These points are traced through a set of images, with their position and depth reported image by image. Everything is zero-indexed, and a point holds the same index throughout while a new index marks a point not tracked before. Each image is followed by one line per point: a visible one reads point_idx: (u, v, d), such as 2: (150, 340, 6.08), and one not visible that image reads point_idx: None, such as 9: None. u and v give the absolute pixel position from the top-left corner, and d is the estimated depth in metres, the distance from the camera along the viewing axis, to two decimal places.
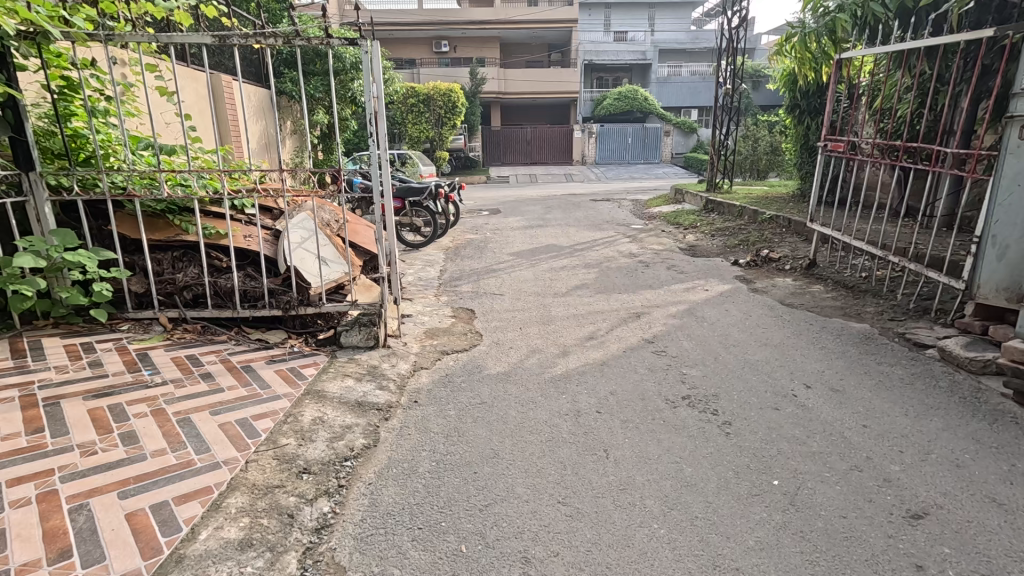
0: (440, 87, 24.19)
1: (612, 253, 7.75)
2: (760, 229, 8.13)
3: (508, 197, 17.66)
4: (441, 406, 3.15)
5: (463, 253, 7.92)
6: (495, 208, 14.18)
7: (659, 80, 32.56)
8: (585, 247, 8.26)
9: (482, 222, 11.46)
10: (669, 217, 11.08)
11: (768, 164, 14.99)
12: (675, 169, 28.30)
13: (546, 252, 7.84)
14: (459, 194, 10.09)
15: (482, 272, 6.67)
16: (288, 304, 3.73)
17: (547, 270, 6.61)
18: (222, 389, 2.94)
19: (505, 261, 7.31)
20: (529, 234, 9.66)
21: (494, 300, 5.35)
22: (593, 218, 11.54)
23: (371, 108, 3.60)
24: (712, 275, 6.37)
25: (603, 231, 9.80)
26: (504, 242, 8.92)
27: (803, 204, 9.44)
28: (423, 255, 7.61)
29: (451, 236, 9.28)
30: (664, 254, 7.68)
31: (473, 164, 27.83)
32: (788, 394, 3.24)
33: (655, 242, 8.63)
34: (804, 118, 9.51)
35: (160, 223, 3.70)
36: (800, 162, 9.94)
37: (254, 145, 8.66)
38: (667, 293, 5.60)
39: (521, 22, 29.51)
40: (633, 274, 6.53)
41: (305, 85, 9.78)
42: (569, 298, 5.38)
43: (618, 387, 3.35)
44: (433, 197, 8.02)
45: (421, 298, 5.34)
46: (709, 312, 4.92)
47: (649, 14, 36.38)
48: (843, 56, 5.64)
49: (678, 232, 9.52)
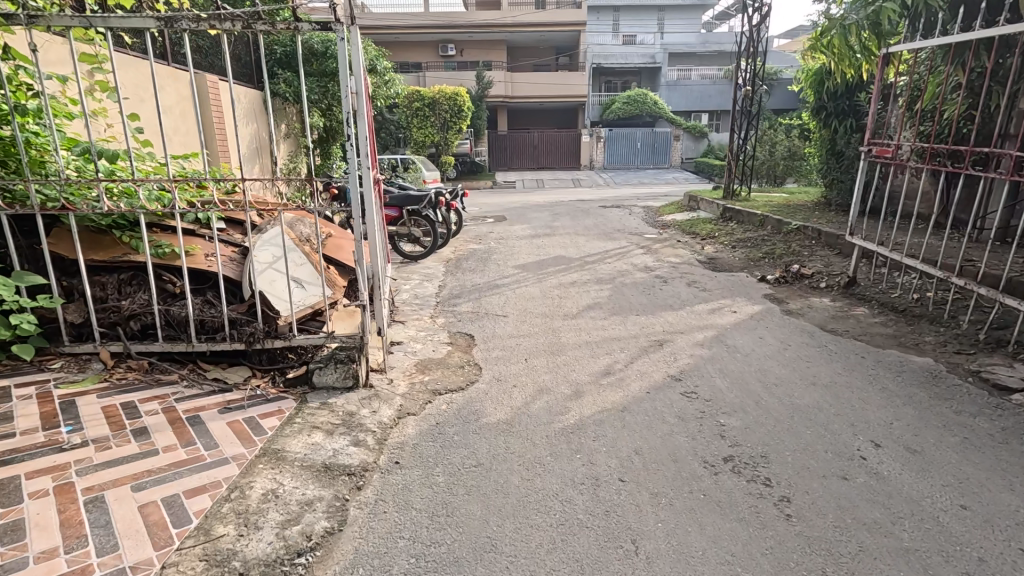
0: (445, 91, 23.75)
1: (625, 267, 7.14)
2: (786, 241, 7.51)
3: (515, 203, 17.12)
4: (428, 470, 2.57)
5: (465, 266, 7.35)
6: (501, 214, 13.64)
7: (669, 84, 31.95)
8: (596, 259, 7.66)
9: (486, 230, 10.92)
10: (684, 225, 10.47)
11: (786, 170, 14.33)
12: (686, 174, 27.65)
13: (554, 265, 7.26)
14: (462, 202, 9.53)
15: (484, 288, 6.09)
16: (252, 337, 3.17)
17: (556, 287, 6.03)
18: (156, 451, 2.38)
19: (510, 275, 6.74)
20: (536, 244, 9.08)
21: (496, 324, 4.77)
22: (603, 227, 10.95)
23: (349, 107, 3.03)
24: (738, 293, 5.75)
25: (615, 241, 9.21)
26: (509, 253, 8.35)
27: (830, 213, 8.80)
28: (421, 268, 7.05)
29: (453, 246, 8.71)
30: (683, 268, 7.07)
31: (479, 169, 27.29)
32: (854, 456, 2.63)
33: (672, 254, 8.02)
34: (831, 120, 8.88)
35: (106, 241, 3.18)
36: (826, 167, 9.30)
37: (245, 149, 8.17)
38: (690, 315, 5.00)
39: (529, 25, 29.11)
40: (651, 291, 5.93)
41: (300, 87, 9.24)
42: (581, 321, 4.79)
43: (644, 444, 2.76)
44: (433, 206, 7.52)
45: (414, 322, 4.77)
46: (741, 340, 4.31)
47: (659, 17, 35.87)
48: (889, 50, 5.02)
49: (695, 242, 8.91)
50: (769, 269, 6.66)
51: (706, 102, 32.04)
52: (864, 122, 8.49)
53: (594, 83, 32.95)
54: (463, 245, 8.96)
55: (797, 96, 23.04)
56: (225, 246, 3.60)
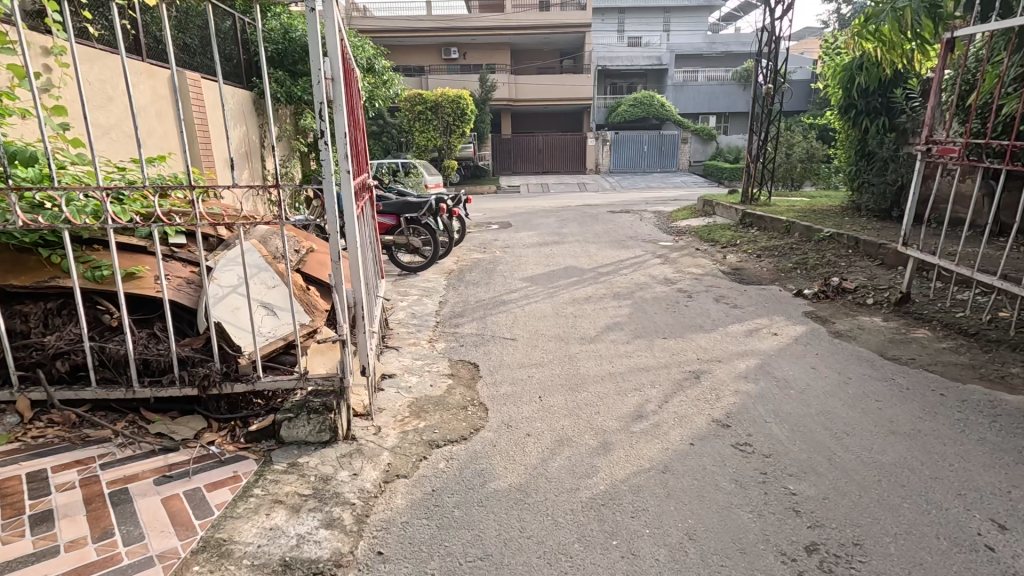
0: (448, 94, 23.23)
1: (644, 279, 6.54)
2: (818, 250, 6.88)
3: (520, 208, 16.54)
4: (420, 565, 1.97)
5: (468, 278, 6.77)
6: (506, 220, 13.07)
7: (675, 86, 31.36)
8: (611, 271, 7.06)
9: (491, 238, 10.34)
10: (701, 232, 9.85)
11: (804, 173, 13.67)
12: (694, 178, 27.02)
13: (566, 277, 6.66)
14: (465, 209, 8.95)
15: (490, 305, 5.49)
16: (206, 381, 2.57)
17: (569, 303, 5.43)
18: (55, 552, 1.80)
19: (517, 289, 6.14)
20: (545, 254, 8.48)
21: (503, 349, 4.17)
22: (615, 234, 10.34)
23: (321, 95, 2.38)
24: (773, 310, 5.14)
25: (628, 250, 8.60)
26: (516, 263, 7.76)
27: (862, 218, 8.17)
28: (420, 282, 6.46)
29: (455, 256, 8.13)
30: (707, 280, 6.46)
31: (482, 173, 26.74)
32: (978, 546, 2.01)
33: (692, 265, 7.41)
34: (861, 119, 8.27)
35: (30, 262, 2.60)
36: (855, 170, 8.68)
37: (233, 154, 7.65)
38: (725, 338, 4.40)
39: (533, 28, 28.61)
40: (675, 308, 5.33)
41: (294, 87, 8.69)
42: (601, 346, 4.20)
43: (699, 526, 2.15)
44: (434, 213, 6.92)
45: (412, 348, 4.18)
46: (791, 371, 3.69)
47: (664, 19, 35.32)
48: (952, 35, 4.38)
49: (715, 251, 8.29)
50: (803, 281, 6.05)
51: (713, 105, 31.41)
52: (898, 121, 7.86)
53: (599, 86, 32.41)
54: (466, 254, 8.39)
55: (809, 97, 22.36)
56: (181, 266, 3.01)
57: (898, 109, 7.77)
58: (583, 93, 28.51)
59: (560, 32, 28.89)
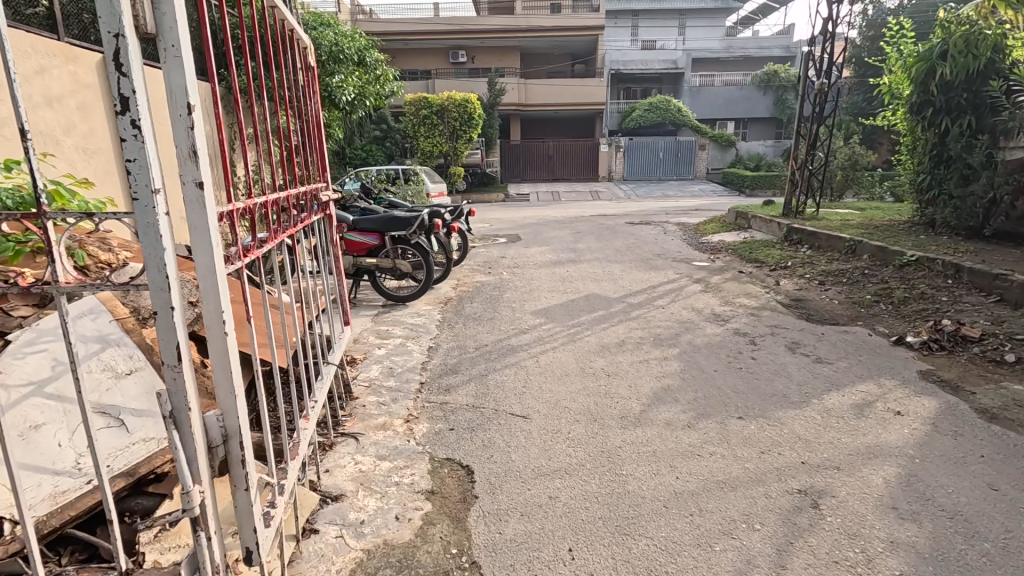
0: (455, 97, 22.12)
1: (688, 316, 5.22)
2: (903, 280, 5.54)
3: (530, 219, 15.29)
4: None
5: (469, 310, 5.49)
6: (514, 233, 11.85)
7: (692, 91, 30.04)
8: (646, 302, 5.75)
9: (498, 254, 9.10)
10: (740, 250, 8.55)
11: (845, 181, 12.31)
12: (712, 186, 25.65)
13: (591, 312, 5.36)
14: (467, 223, 7.66)
15: (494, 354, 4.20)
16: None
17: (598, 353, 4.14)
18: None
19: (529, 328, 4.87)
20: (563, 276, 7.20)
21: (510, 440, 2.88)
22: (641, 251, 9.04)
23: (117, 14, 1.07)
24: (876, 367, 3.81)
25: (660, 273, 7.29)
26: (527, 289, 6.48)
27: (942, 237, 6.80)
28: (408, 316, 5.18)
29: (455, 280, 6.87)
30: (768, 317, 5.13)
31: (490, 180, 25.52)
32: None
33: (742, 294, 6.09)
34: (939, 119, 6.88)
35: None
36: (929, 179, 7.26)
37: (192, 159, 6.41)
38: (828, 418, 3.08)
39: (544, 30, 27.52)
40: (740, 361, 4.02)
41: None
42: (654, 436, 2.89)
43: None
44: (427, 231, 5.62)
45: (379, 436, 2.91)
46: (961, 494, 2.36)
47: (680, 23, 34.14)
48: None
49: (763, 275, 6.97)
50: (895, 322, 4.72)
51: (732, 110, 30.04)
52: (988, 120, 6.49)
53: (611, 91, 31.21)
54: (469, 277, 7.12)
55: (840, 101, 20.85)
56: None
57: (992, 106, 6.43)
58: (595, 98, 27.31)
59: (571, 35, 27.75)
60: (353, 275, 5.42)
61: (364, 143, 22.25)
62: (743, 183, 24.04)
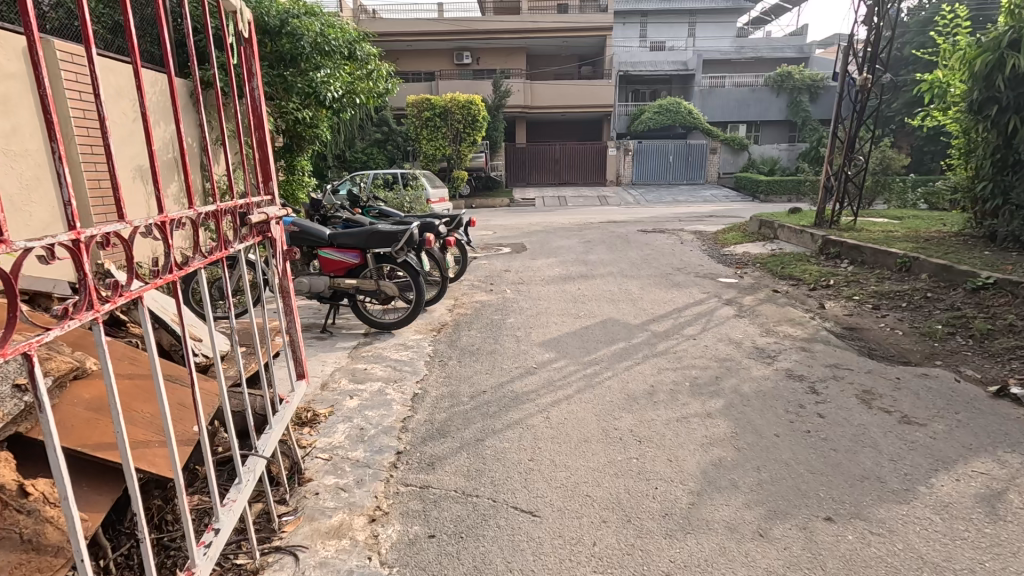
0: (458, 99, 21.37)
1: (727, 351, 4.38)
2: (981, 309, 4.68)
3: (536, 226, 14.47)
4: None
5: (466, 341, 4.66)
6: (519, 242, 11.03)
7: (702, 93, 29.18)
8: (674, 331, 4.91)
9: (501, 267, 8.28)
10: (770, 264, 7.69)
11: (875, 187, 11.44)
12: (724, 191, 24.78)
13: (610, 345, 4.53)
14: (466, 234, 6.84)
15: (494, 406, 3.37)
16: None
17: (624, 408, 3.31)
18: None
19: (537, 367, 4.04)
20: (575, 295, 6.36)
21: (514, 560, 2.06)
22: (659, 265, 8.20)
23: None
24: (985, 432, 2.97)
25: (684, 292, 6.44)
26: (535, 311, 5.66)
27: (1011, 253, 5.93)
28: (394, 349, 4.37)
29: (453, 300, 6.05)
30: (824, 352, 4.28)
31: (495, 184, 24.75)
32: None
33: (785, 320, 5.23)
34: (1005, 119, 6.03)
35: None
36: (991, 186, 6.40)
37: (153, 161, 5.58)
38: (952, 522, 2.24)
39: (550, 31, 26.74)
40: (806, 419, 3.18)
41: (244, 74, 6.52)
42: (716, 556, 2.06)
43: None
44: (418, 248, 4.80)
45: (332, 550, 2.09)
46: None
47: (689, 24, 33.24)
48: None
49: (803, 296, 6.12)
50: (986, 365, 3.86)
51: (744, 113, 29.22)
52: None
53: (620, 93, 30.37)
54: (469, 296, 6.31)
55: None
56: None
57: None
58: (604, 100, 26.49)
59: (579, 35, 26.95)
60: (328, 300, 4.61)
61: (364, 146, 21.53)
62: (757, 188, 23.13)
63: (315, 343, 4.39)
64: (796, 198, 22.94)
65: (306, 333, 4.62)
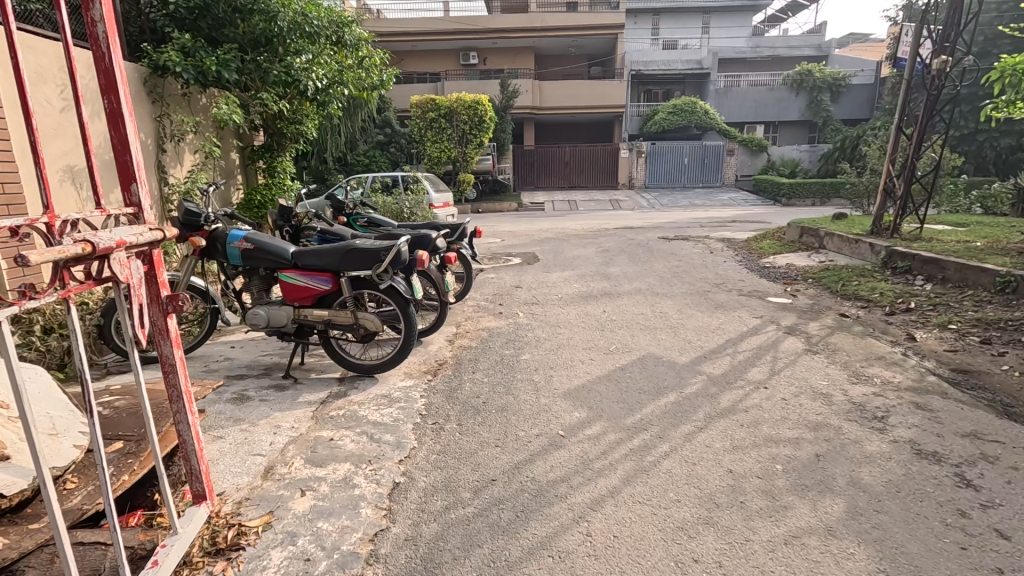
0: (465, 98, 20.38)
1: (816, 409, 3.28)
2: None
3: (548, 233, 13.42)
4: None
5: (470, 390, 3.61)
6: (531, 252, 10.00)
7: (718, 93, 28.08)
8: (737, 376, 3.81)
9: (512, 284, 7.23)
10: (826, 281, 6.59)
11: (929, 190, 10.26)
12: (743, 194, 23.60)
13: (658, 398, 3.45)
14: (471, 246, 5.79)
15: (508, 512, 2.31)
16: None
17: (702, 520, 2.24)
18: None
19: (567, 434, 2.98)
20: (601, 321, 5.27)
21: None
22: (693, 282, 7.10)
23: None
24: None
25: (733, 318, 5.34)
26: (555, 343, 4.59)
27: None
28: (374, 406, 3.31)
29: (454, 329, 5.00)
30: (951, 413, 3.18)
31: (502, 188, 23.71)
32: None
33: (874, 359, 4.12)
34: None
35: None
36: None
37: (91, 161, 4.59)
38: None
39: (560, 29, 25.79)
40: (986, 542, 2.09)
41: (210, 58, 5.38)
42: None
43: None
44: (407, 271, 3.73)
45: None
46: None
47: (704, 22, 32.16)
48: None
49: (882, 323, 5.02)
50: None
51: (761, 113, 28.07)
52: None
53: (632, 93, 29.33)
54: (474, 322, 5.25)
55: None
56: None
57: None
58: (616, 101, 25.43)
59: (590, 34, 25.92)
60: (292, 338, 3.59)
61: (366, 149, 20.58)
62: (778, 191, 21.94)
63: (272, 396, 3.35)
64: (820, 202, 21.74)
65: (262, 381, 3.58)
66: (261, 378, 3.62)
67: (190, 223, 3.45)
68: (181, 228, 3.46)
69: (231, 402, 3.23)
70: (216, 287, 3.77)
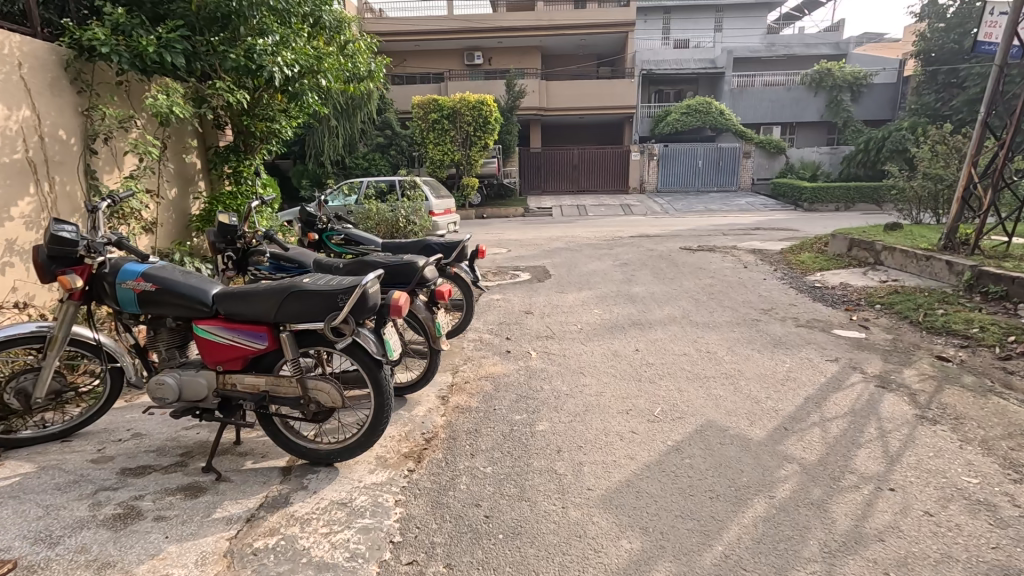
0: (468, 98, 19.36)
1: (985, 536, 2.19)
2: None
3: (558, 242, 12.34)
4: None
5: (467, 492, 2.54)
6: (541, 266, 8.93)
7: (733, 93, 26.93)
8: (844, 465, 2.72)
9: (521, 308, 6.15)
10: (900, 307, 5.48)
11: None
12: (761, 199, 22.48)
13: (743, 511, 2.37)
14: (471, 268, 4.74)
15: None
16: None
17: None
18: None
19: None
20: (636, 366, 4.17)
21: None
22: (735, 307, 5.99)
23: None
24: None
25: (804, 362, 4.23)
26: (581, 403, 3.50)
27: None
28: (324, 527, 2.24)
29: (449, 379, 3.92)
30: None
31: (508, 192, 22.67)
32: None
33: (1021, 434, 3.02)
34: None
35: None
36: None
37: None
38: None
39: (569, 27, 24.72)
40: None
41: (148, 37, 4.35)
42: None
43: None
44: (379, 321, 2.65)
45: None
46: None
47: (717, 19, 31.01)
48: None
49: (1000, 372, 3.91)
50: None
51: (778, 114, 26.90)
52: None
53: (643, 93, 28.25)
54: (474, 368, 4.17)
55: None
56: None
57: None
58: (627, 101, 24.38)
59: (600, 32, 24.89)
60: (217, 417, 2.54)
61: (366, 151, 19.63)
62: (800, 196, 20.79)
63: (176, 510, 2.29)
64: (845, 207, 20.60)
65: (170, 478, 2.51)
66: (171, 472, 2.56)
67: (61, 254, 2.43)
68: (48, 263, 2.44)
69: (112, 525, 2.17)
70: (113, 340, 2.72)
